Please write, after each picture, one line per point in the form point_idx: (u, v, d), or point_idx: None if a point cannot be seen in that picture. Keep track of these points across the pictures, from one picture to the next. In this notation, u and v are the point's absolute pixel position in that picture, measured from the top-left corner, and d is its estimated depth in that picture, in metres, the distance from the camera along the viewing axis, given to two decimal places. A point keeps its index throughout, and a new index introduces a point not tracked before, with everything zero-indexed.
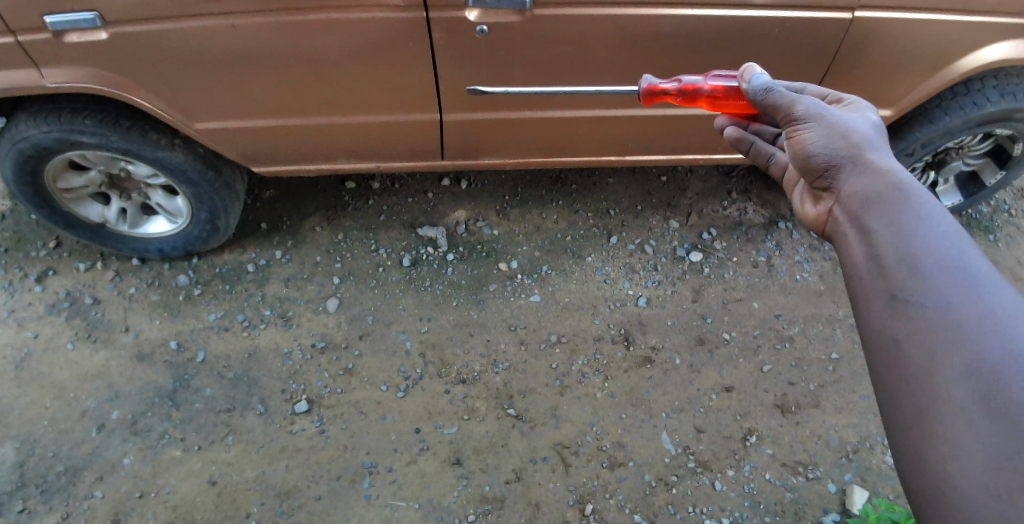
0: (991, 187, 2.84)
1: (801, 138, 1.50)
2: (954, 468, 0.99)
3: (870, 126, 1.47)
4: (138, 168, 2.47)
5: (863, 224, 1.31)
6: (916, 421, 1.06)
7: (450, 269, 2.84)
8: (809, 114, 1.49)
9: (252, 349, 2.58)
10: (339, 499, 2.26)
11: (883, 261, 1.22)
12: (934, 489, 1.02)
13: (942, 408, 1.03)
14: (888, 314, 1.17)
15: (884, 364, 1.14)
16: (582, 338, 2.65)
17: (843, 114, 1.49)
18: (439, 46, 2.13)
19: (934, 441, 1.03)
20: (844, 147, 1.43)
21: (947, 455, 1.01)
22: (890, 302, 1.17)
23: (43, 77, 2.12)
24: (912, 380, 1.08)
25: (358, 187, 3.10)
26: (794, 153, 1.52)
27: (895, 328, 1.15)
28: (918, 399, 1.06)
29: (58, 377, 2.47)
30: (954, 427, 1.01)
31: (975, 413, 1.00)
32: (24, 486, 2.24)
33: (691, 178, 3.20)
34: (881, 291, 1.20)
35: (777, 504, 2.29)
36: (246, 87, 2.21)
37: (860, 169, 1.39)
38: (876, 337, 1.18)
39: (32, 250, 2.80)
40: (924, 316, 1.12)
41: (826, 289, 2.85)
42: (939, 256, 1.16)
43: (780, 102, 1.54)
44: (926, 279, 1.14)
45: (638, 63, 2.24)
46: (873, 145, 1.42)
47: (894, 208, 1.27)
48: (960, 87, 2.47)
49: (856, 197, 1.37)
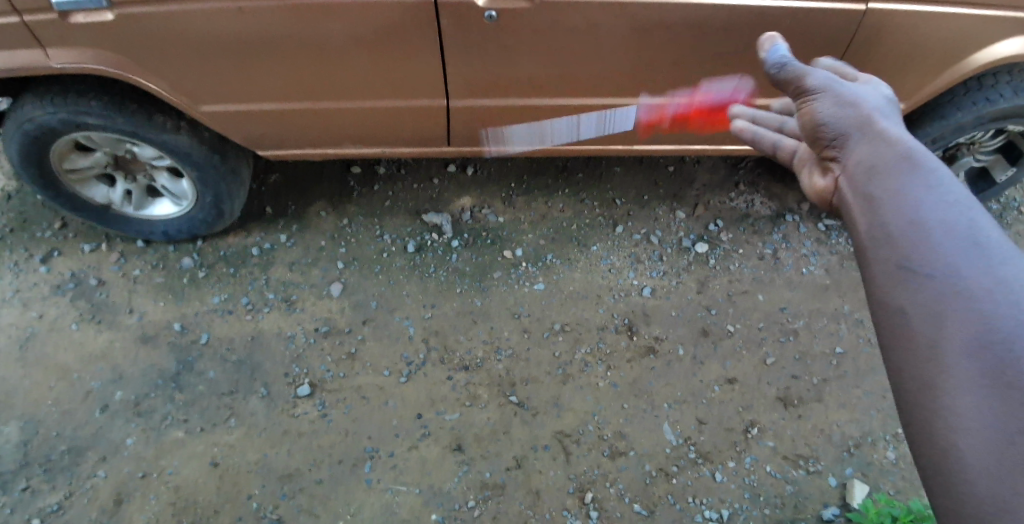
0: (1001, 184, 2.81)
1: (812, 107, 1.46)
2: (963, 443, 0.96)
3: (879, 98, 1.43)
4: (143, 150, 2.47)
5: (868, 191, 1.26)
6: (924, 395, 1.03)
7: (454, 256, 2.83)
8: (821, 86, 1.47)
9: (255, 333, 2.59)
10: (340, 484, 2.27)
11: (889, 228, 1.17)
12: (941, 465, 0.98)
13: (952, 383, 1.00)
14: (893, 283, 1.11)
15: (890, 336, 1.10)
16: (585, 327, 2.65)
17: (854, 87, 1.45)
18: (447, 33, 2.11)
19: (943, 416, 0.99)
20: (852, 117, 1.38)
21: (953, 432, 0.98)
22: (896, 270, 1.12)
23: (49, 57, 2.11)
24: (920, 353, 1.04)
25: (363, 172, 3.08)
26: (803, 123, 1.48)
27: (901, 298, 1.09)
28: (927, 373, 1.03)
29: (63, 358, 2.49)
30: (964, 403, 0.98)
31: (985, 388, 0.97)
32: (27, 465, 2.26)
33: (698, 169, 3.17)
34: (886, 260, 1.14)
35: (778, 497, 2.29)
36: (252, 71, 2.20)
37: (868, 137, 1.34)
38: (881, 308, 1.13)
39: (37, 231, 2.80)
40: (933, 285, 1.07)
41: (831, 283, 2.83)
42: (948, 226, 1.12)
43: (796, 76, 1.52)
44: (935, 247, 1.10)
45: (646, 52, 2.22)
46: (881, 115, 1.37)
47: (903, 175, 1.22)
48: (972, 83, 2.43)
49: (862, 166, 1.31)
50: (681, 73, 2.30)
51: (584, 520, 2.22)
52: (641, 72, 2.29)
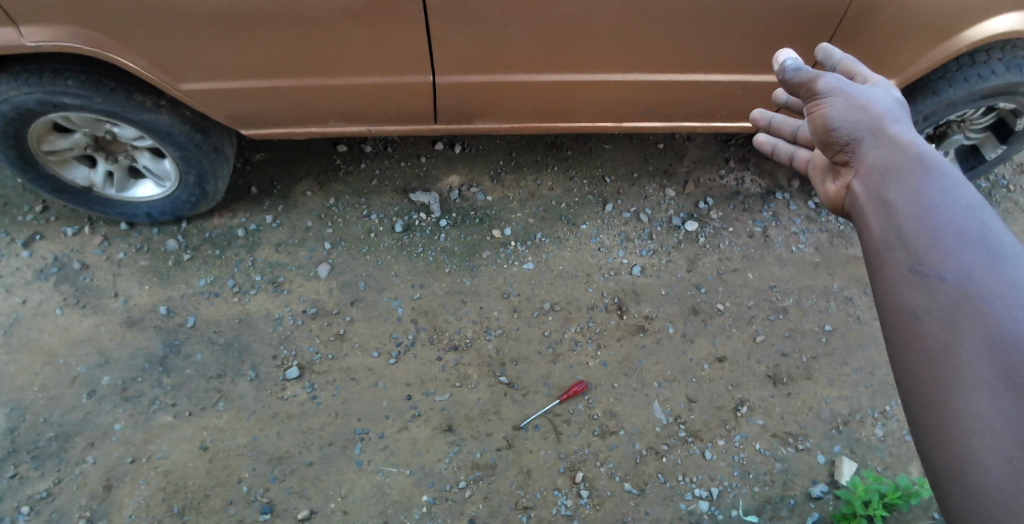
0: (991, 161, 2.78)
1: (822, 109, 1.42)
2: (977, 443, 0.99)
3: (891, 101, 1.42)
4: (123, 130, 2.41)
5: (881, 196, 1.29)
6: (936, 396, 1.06)
7: (443, 236, 2.80)
8: (831, 89, 1.43)
9: (242, 315, 2.57)
10: (331, 465, 2.27)
11: (903, 233, 1.20)
12: (955, 465, 1.01)
13: (965, 384, 1.03)
14: (906, 286, 1.15)
15: (903, 338, 1.13)
16: (575, 306, 2.63)
17: (865, 88, 1.43)
18: (432, 5, 2.05)
19: (956, 416, 1.02)
20: (865, 120, 1.38)
21: (970, 430, 1.00)
22: (909, 275, 1.16)
23: (21, 35, 2.04)
24: (932, 355, 1.08)
25: (350, 150, 3.03)
26: (814, 125, 1.45)
27: (914, 301, 1.13)
28: (940, 375, 1.06)
29: (48, 343, 2.46)
30: (977, 403, 1.01)
31: (999, 389, 1.00)
32: (16, 452, 2.25)
33: (689, 144, 3.13)
34: (900, 264, 1.18)
35: (767, 474, 2.31)
36: (234, 48, 2.14)
37: (882, 141, 1.35)
38: (893, 311, 1.17)
39: (19, 214, 2.76)
40: (945, 289, 1.11)
41: (822, 260, 2.82)
42: (961, 230, 1.15)
43: (805, 78, 1.47)
44: (947, 252, 1.14)
45: (636, 26, 2.17)
46: (894, 119, 1.38)
47: (915, 181, 1.25)
48: (965, 58, 2.39)
49: (876, 171, 1.32)
50: (671, 46, 2.26)
51: (574, 499, 2.23)
52: (632, 46, 2.25)
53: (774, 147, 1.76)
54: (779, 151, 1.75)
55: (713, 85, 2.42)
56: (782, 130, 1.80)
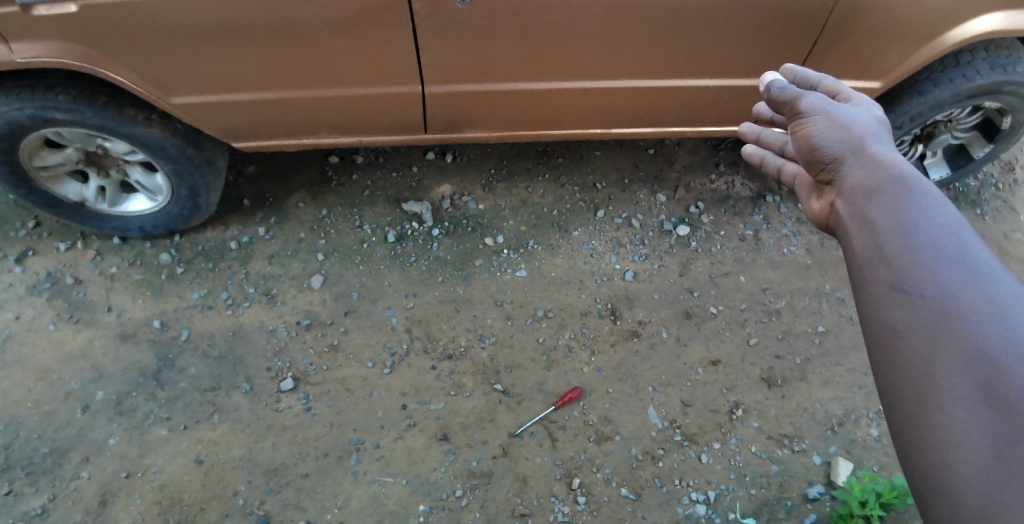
0: (979, 160, 2.80)
1: (806, 129, 1.47)
2: (956, 455, 1.01)
3: (874, 122, 1.45)
4: (115, 145, 2.42)
5: (864, 215, 1.30)
6: (916, 409, 1.07)
7: (436, 245, 2.81)
8: (815, 109, 1.48)
9: (236, 327, 2.57)
10: (327, 477, 2.26)
11: (884, 250, 1.21)
12: (935, 476, 1.03)
13: (943, 397, 1.04)
14: (887, 303, 1.17)
15: (885, 354, 1.15)
16: (569, 313, 2.64)
17: (848, 109, 1.47)
18: (420, 16, 2.07)
19: (936, 430, 1.04)
20: (847, 140, 1.41)
21: (949, 443, 1.02)
22: (889, 291, 1.17)
23: (13, 51, 2.05)
24: (912, 370, 1.09)
25: (342, 161, 3.04)
26: (799, 145, 1.49)
27: (895, 317, 1.15)
28: (918, 388, 1.08)
29: (42, 359, 2.46)
30: (955, 415, 1.02)
31: (976, 403, 1.01)
32: (10, 469, 2.24)
33: (679, 150, 3.15)
34: (881, 281, 1.19)
35: (763, 476, 2.31)
36: (224, 60, 2.15)
37: (865, 161, 1.36)
38: (875, 327, 1.18)
39: (11, 231, 2.76)
40: (924, 305, 1.12)
41: (813, 262, 2.84)
42: (941, 246, 1.17)
43: (790, 97, 1.53)
44: (926, 269, 1.15)
45: (622, 32, 2.19)
46: (876, 139, 1.40)
47: (895, 199, 1.27)
48: (950, 59, 2.41)
49: (859, 190, 1.34)
50: (660, 52, 2.28)
51: (571, 505, 2.23)
52: (618, 53, 2.26)
53: (762, 158, 1.75)
54: (768, 163, 1.73)
55: (698, 91, 2.44)
56: (770, 144, 1.80)
